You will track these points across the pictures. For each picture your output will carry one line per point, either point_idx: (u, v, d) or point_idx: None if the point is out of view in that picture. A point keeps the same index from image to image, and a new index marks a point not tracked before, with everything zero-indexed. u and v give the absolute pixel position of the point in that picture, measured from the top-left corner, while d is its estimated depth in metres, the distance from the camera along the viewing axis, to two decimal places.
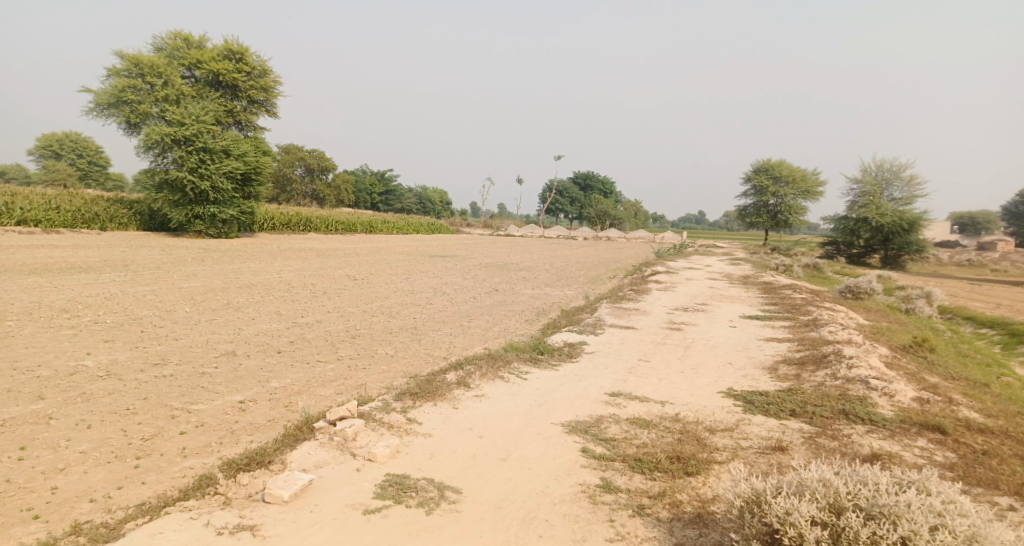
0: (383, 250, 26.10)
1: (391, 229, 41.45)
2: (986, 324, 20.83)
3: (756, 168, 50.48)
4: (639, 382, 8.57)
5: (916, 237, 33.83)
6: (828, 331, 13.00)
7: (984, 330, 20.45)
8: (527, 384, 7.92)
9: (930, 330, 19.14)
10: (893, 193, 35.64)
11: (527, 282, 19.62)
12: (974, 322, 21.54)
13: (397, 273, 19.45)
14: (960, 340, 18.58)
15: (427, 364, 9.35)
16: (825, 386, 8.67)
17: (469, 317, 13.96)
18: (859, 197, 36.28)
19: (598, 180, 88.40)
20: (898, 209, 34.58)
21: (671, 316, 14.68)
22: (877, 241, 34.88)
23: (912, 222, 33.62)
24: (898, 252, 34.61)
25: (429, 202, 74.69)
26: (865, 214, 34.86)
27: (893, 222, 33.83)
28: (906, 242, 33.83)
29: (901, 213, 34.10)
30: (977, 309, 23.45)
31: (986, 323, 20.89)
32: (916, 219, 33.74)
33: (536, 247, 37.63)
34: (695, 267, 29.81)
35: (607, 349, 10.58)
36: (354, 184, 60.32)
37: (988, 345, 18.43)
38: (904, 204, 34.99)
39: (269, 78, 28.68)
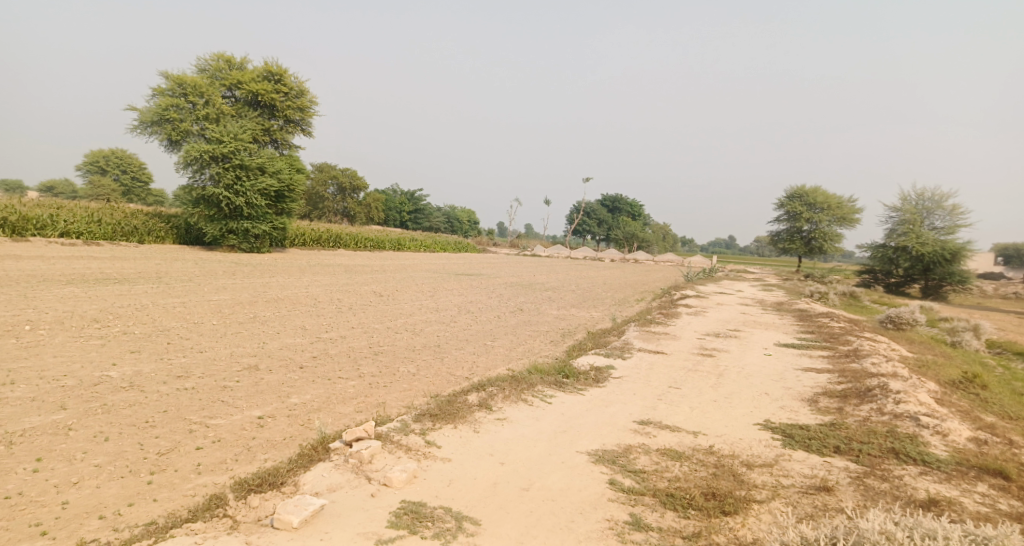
0: (412, 268, 26.06)
1: (420, 247, 41.54)
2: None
3: (790, 194, 49.67)
4: (671, 411, 8.17)
5: (959, 268, 32.78)
6: (870, 363, 12.48)
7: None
8: (553, 409, 7.58)
9: (975, 364, 18.36)
10: (935, 222, 34.63)
11: (555, 304, 19.30)
12: (1023, 358, 20.63)
13: (424, 291, 19.31)
14: (1007, 376, 17.78)
15: (450, 384, 9.11)
16: (871, 421, 8.32)
17: (496, 337, 13.70)
18: (898, 225, 35.32)
19: (627, 203, 87.92)
20: (940, 238, 33.54)
21: (703, 342, 14.23)
22: (917, 270, 33.84)
23: (956, 252, 32.55)
24: (938, 283, 33.56)
25: (458, 222, 74.93)
26: (905, 243, 33.88)
27: (935, 251, 32.85)
28: (948, 273, 32.74)
29: (943, 242, 33.11)
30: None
31: None
32: (960, 248, 32.68)
33: (564, 268, 37.29)
34: (727, 293, 29.19)
35: (637, 374, 10.19)
36: (384, 203, 60.74)
37: None
38: (947, 233, 33.95)
39: (306, 98, 29.03)
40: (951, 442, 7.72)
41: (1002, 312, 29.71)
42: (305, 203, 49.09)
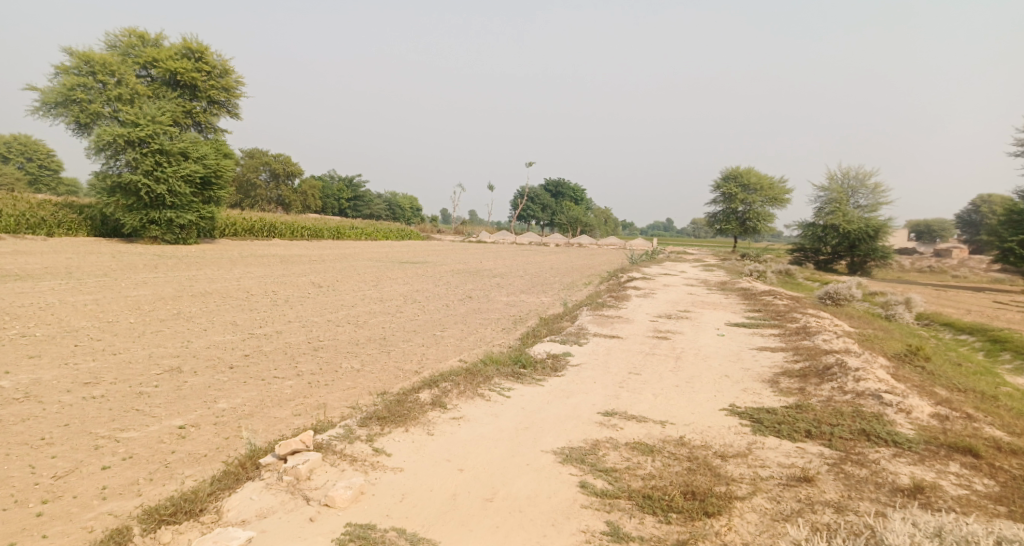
0: (351, 257, 25.01)
1: (360, 234, 40.24)
2: (963, 330, 20.55)
3: (724, 176, 50.48)
4: (634, 399, 7.74)
5: (881, 245, 33.82)
6: (822, 340, 12.39)
7: (962, 336, 20.16)
8: (511, 404, 7.01)
9: (910, 336, 18.74)
10: (859, 201, 35.59)
11: (502, 290, 18.76)
12: (951, 329, 21.26)
13: (365, 280, 18.45)
14: (941, 346, 18.22)
15: (397, 380, 8.41)
16: (835, 401, 8.06)
17: (443, 327, 13.03)
18: (826, 204, 36.16)
19: (568, 187, 88.05)
20: (863, 216, 34.54)
21: (656, 324, 13.91)
22: (843, 247, 34.78)
23: (878, 229, 33.64)
24: (863, 259, 34.59)
25: (399, 208, 73.43)
26: (832, 221, 34.68)
27: (860, 229, 33.82)
28: (871, 249, 33.81)
29: (867, 220, 34.11)
30: (952, 315, 23.23)
31: (965, 329, 20.63)
32: (882, 225, 33.72)
33: (509, 254, 36.76)
34: (671, 274, 29.29)
35: (595, 361, 9.73)
36: (321, 190, 58.89)
37: (971, 352, 18.13)
38: (869, 211, 34.94)
39: (231, 78, 27.41)
40: (914, 420, 7.46)
41: (924, 285, 30.80)
42: (235, 191, 46.92)
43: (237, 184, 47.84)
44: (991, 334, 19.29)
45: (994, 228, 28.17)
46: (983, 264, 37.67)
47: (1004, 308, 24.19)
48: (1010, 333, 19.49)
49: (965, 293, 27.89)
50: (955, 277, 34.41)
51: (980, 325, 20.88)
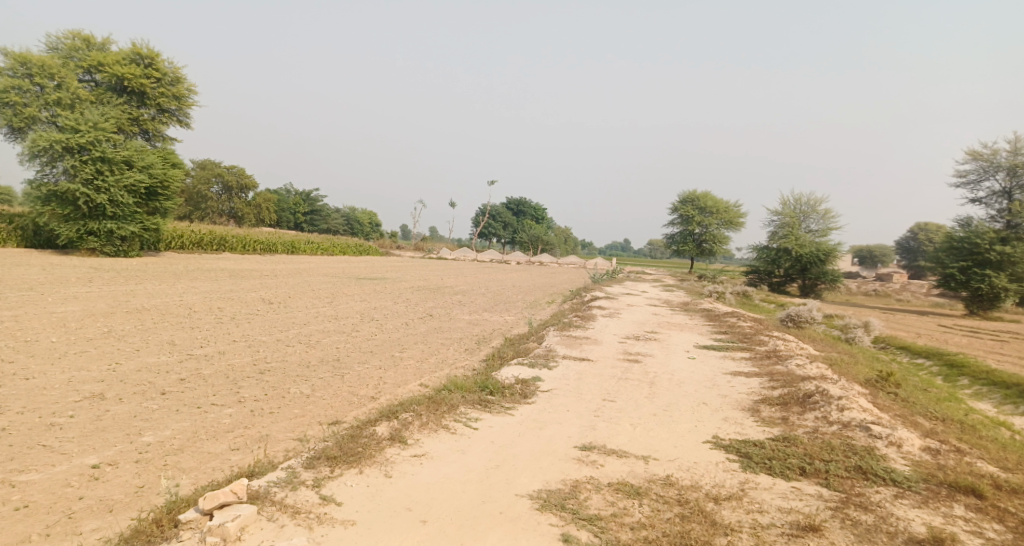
0: (305, 272, 23.97)
1: (315, 249, 38.97)
2: (920, 353, 20.61)
3: (681, 198, 50.86)
4: (612, 431, 7.12)
5: (831, 268, 34.21)
6: (795, 365, 12.02)
7: (920, 359, 20.19)
8: (479, 437, 6.30)
9: (871, 360, 18.66)
10: (810, 225, 36.01)
11: (464, 308, 18.04)
12: (909, 352, 21.33)
13: (319, 297, 17.50)
14: (901, 369, 18.16)
15: (352, 408, 7.62)
16: (822, 433, 7.62)
17: (402, 348, 12.24)
18: (779, 228, 36.44)
19: (529, 206, 87.91)
20: (815, 240, 34.93)
21: (625, 346, 13.35)
22: (796, 270, 35.02)
23: (830, 253, 34.06)
24: (814, 282, 34.93)
25: (357, 224, 72.08)
26: (786, 244, 34.91)
27: (812, 252, 34.18)
28: (822, 272, 34.20)
29: (819, 243, 34.49)
30: (908, 339, 23.39)
31: (921, 353, 20.70)
32: (834, 249, 34.11)
33: (470, 271, 36.02)
34: (633, 294, 28.96)
35: (567, 387, 9.08)
36: (275, 203, 57.31)
37: (930, 375, 18.14)
38: (820, 235, 35.37)
39: (183, 86, 26.29)
40: (907, 455, 7.13)
41: (876, 309, 31.17)
42: (185, 202, 45.16)
43: (186, 195, 46.12)
44: (948, 358, 19.35)
45: (938, 256, 28.69)
46: (930, 287, 38.53)
47: (955, 331, 24.50)
48: (965, 357, 19.61)
49: (912, 317, 28.26)
50: (904, 301, 35.03)
51: (935, 349, 21.03)
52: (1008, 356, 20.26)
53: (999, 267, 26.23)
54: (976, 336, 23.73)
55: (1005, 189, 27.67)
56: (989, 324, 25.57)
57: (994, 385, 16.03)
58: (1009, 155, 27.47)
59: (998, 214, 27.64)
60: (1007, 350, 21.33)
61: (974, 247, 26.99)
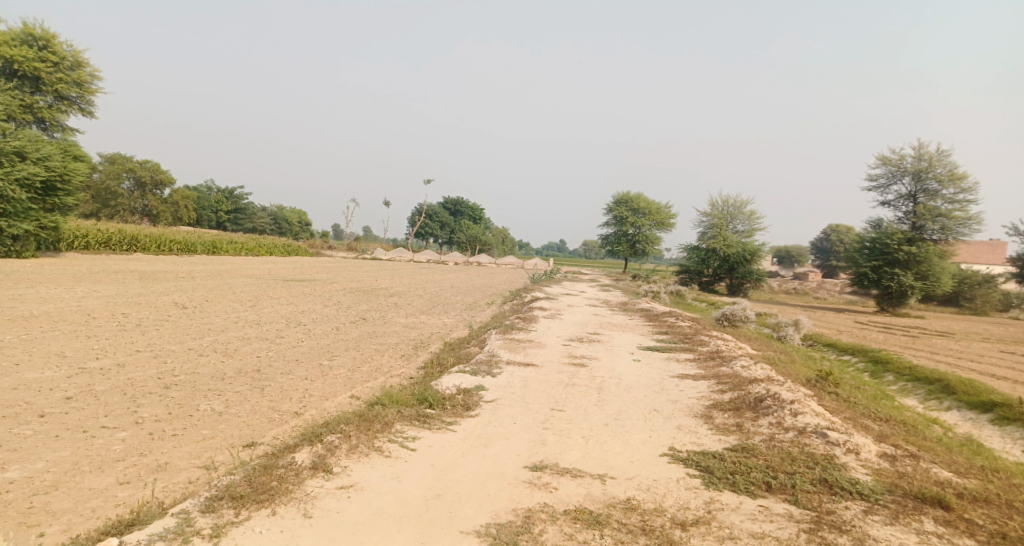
0: (227, 274, 22.56)
1: (239, 249, 37.08)
2: (846, 350, 21.08)
3: (615, 200, 51.22)
4: (563, 445, 6.58)
5: (757, 268, 35.01)
6: (740, 366, 11.83)
7: (846, 356, 20.66)
8: (416, 459, 5.67)
9: (801, 357, 18.88)
10: (737, 226, 36.68)
11: (400, 311, 17.24)
12: (835, 349, 21.79)
13: (240, 301, 16.35)
14: (830, 366, 18.45)
15: (269, 427, 6.83)
16: (779, 441, 7.31)
17: (333, 355, 11.41)
18: (708, 229, 36.94)
19: (467, 206, 86.86)
20: (742, 241, 35.66)
21: (569, 349, 12.86)
22: (723, 270, 35.73)
23: (755, 253, 34.88)
24: (741, 281, 35.73)
25: (285, 223, 69.55)
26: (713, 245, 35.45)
27: (739, 252, 34.89)
28: (748, 272, 35.00)
29: (745, 244, 35.24)
30: (833, 336, 24.02)
31: (846, 350, 21.19)
32: (759, 250, 34.95)
33: (406, 272, 35.01)
34: (572, 294, 28.72)
35: (512, 396, 8.48)
36: (195, 201, 54.56)
37: (857, 372, 18.54)
38: (746, 236, 36.08)
39: (84, 71, 24.45)
40: (866, 463, 6.87)
41: (799, 306, 31.99)
42: (90, 198, 42.33)
43: (93, 191, 43.31)
44: (873, 354, 19.81)
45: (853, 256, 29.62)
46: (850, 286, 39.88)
47: (873, 328, 25.30)
48: (887, 353, 20.14)
49: (835, 313, 29.13)
50: (823, 298, 36.19)
51: (859, 345, 21.59)
52: (923, 352, 20.96)
53: (908, 265, 27.29)
54: (892, 331, 24.59)
55: (911, 192, 28.61)
56: (901, 320, 26.67)
57: (917, 380, 16.37)
58: (914, 160, 28.41)
59: (905, 216, 28.50)
60: (924, 345, 22.10)
61: (883, 247, 27.94)
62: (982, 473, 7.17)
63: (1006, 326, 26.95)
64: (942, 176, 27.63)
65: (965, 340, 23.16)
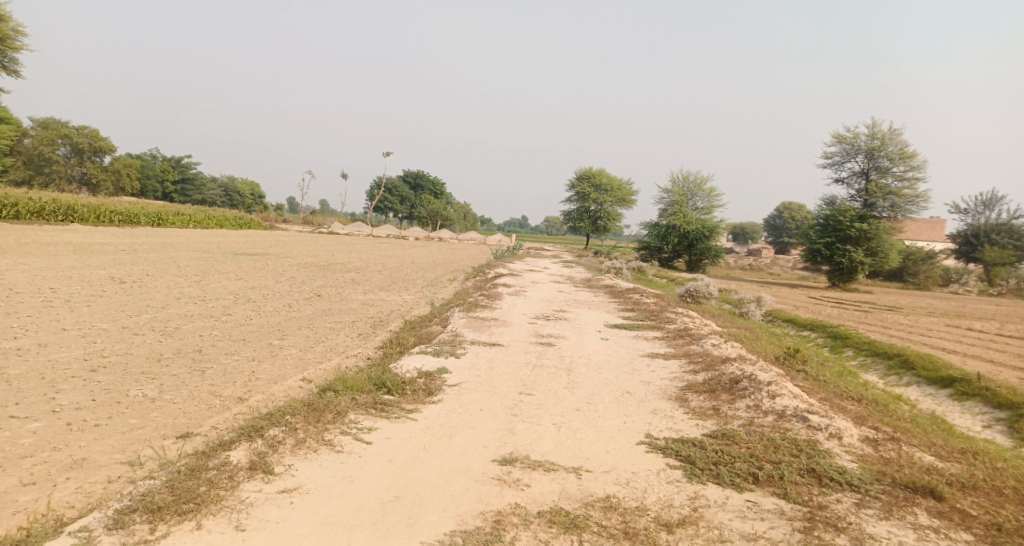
0: (171, 247, 21.43)
1: (186, 221, 35.54)
2: (805, 326, 21.14)
3: (577, 176, 50.78)
4: (533, 434, 6.10)
5: (716, 244, 35.12)
6: (710, 344, 11.49)
7: (805, 332, 20.71)
8: (371, 454, 5.19)
9: (764, 333, 18.79)
10: (697, 203, 36.59)
11: (358, 286, 16.56)
12: (794, 325, 21.85)
13: (185, 275, 15.45)
14: (790, 341, 18.41)
15: (206, 416, 6.74)
16: (759, 426, 6.91)
17: (284, 334, 10.74)
18: (669, 205, 36.80)
19: (428, 179, 85.23)
20: (701, 218, 35.68)
21: (536, 327, 12.35)
22: (683, 246, 35.71)
23: (714, 230, 34.96)
24: (700, 257, 35.81)
25: (235, 195, 67.30)
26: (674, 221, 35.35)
27: (698, 229, 34.89)
28: (707, 248, 35.11)
29: (705, 220, 35.27)
30: (792, 312, 24.14)
31: (805, 325, 21.25)
32: (718, 226, 35.02)
33: (363, 246, 34.04)
34: (536, 270, 28.31)
35: (477, 379, 7.98)
36: (138, 169, 52.23)
37: (817, 347, 18.54)
38: (706, 213, 36.09)
39: (6, 25, 22.71)
40: (850, 449, 6.47)
41: (753, 282, 32.22)
42: (21, 165, 39.99)
43: (24, 156, 41.05)
44: (831, 329, 19.87)
45: (808, 233, 29.75)
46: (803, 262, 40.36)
47: (826, 303, 25.53)
48: (845, 329, 20.25)
49: (793, 289, 29.35)
50: (776, 274, 36.55)
51: (818, 321, 21.66)
52: (878, 327, 21.13)
53: (858, 243, 27.58)
54: (845, 306, 24.84)
55: (864, 170, 28.86)
56: (852, 296, 27.01)
57: (876, 355, 16.43)
58: (867, 139, 28.59)
59: (857, 194, 28.76)
60: (877, 320, 22.33)
61: (836, 225, 28.14)
62: (962, 457, 6.86)
63: (953, 300, 27.51)
64: (893, 154, 27.91)
65: (915, 315, 23.51)
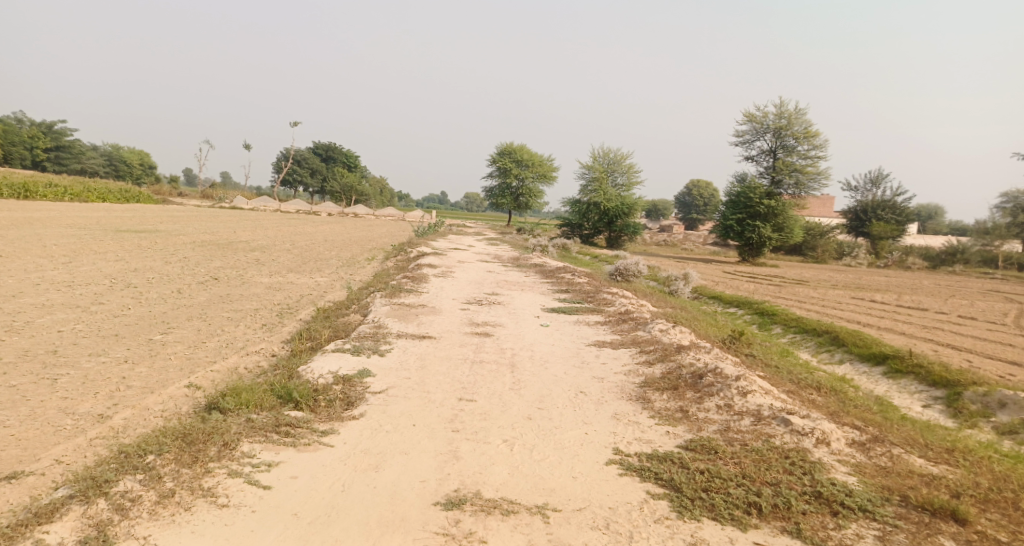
0: (42, 224, 18.79)
1: (64, 194, 31.98)
2: (731, 302, 20.81)
3: (497, 151, 49.46)
4: (481, 458, 5.03)
5: (634, 221, 34.83)
6: (658, 330, 10.51)
7: (731, 309, 20.41)
8: (267, 505, 4.05)
9: (694, 312, 18.24)
10: (616, 180, 36.08)
11: (263, 268, 14.80)
12: (721, 302, 21.52)
13: (52, 257, 13.25)
14: (722, 320, 17.89)
15: (45, 461, 5.19)
16: (736, 431, 5.87)
17: (169, 327, 9.08)
18: (588, 181, 36.08)
19: (342, 153, 81.65)
20: (620, 194, 35.22)
21: (468, 314, 11.11)
22: (602, 223, 35.21)
23: (633, 206, 34.61)
24: (619, 234, 35.50)
25: (121, 164, 61.98)
26: (594, 198, 34.72)
27: (618, 206, 34.42)
28: (626, 225, 34.79)
29: (624, 197, 34.84)
30: (716, 288, 23.95)
31: (731, 302, 20.99)
32: (637, 203, 34.66)
33: (270, 223, 31.62)
34: (459, 248, 27.04)
35: (407, 384, 6.71)
36: (4, 136, 46.94)
37: (746, 324, 18.14)
38: (626, 189, 35.68)
39: None
40: (843, 458, 5.40)
41: (671, 257, 32.00)
42: None
43: None
44: (758, 306, 19.58)
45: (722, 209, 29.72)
46: (717, 238, 40.77)
47: (742, 277, 25.48)
48: (770, 305, 20.06)
49: (714, 263, 29.29)
50: (689, 250, 36.70)
51: (743, 298, 21.40)
52: (799, 301, 21.10)
53: (766, 219, 27.76)
54: (759, 281, 24.85)
55: (772, 148, 28.94)
56: (764, 271, 27.19)
57: (806, 331, 16.09)
58: (776, 117, 28.65)
59: (765, 171, 29.00)
60: (790, 295, 22.35)
61: (747, 201, 28.08)
62: (955, 458, 5.87)
63: (852, 272, 28.23)
64: (798, 133, 28.09)
65: (821, 288, 23.74)
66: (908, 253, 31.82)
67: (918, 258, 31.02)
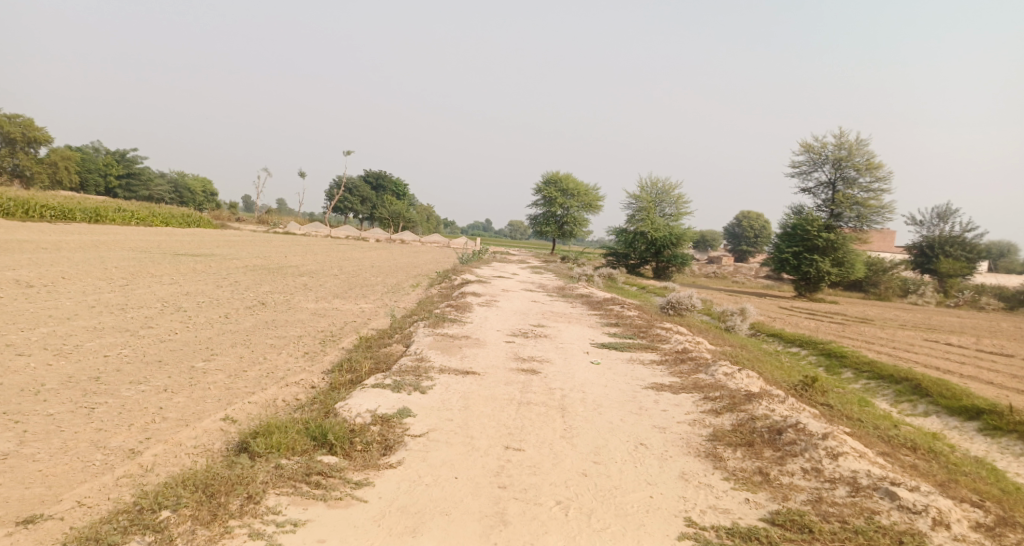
0: (100, 246, 19.06)
1: (128, 218, 32.89)
2: (793, 341, 19.63)
3: (542, 179, 49.06)
4: (532, 524, 4.44)
5: (682, 252, 33.74)
6: (721, 373, 9.65)
7: (793, 348, 19.22)
8: None
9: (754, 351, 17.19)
10: (664, 210, 35.13)
11: (309, 293, 14.52)
12: (781, 340, 20.34)
13: (106, 279, 13.22)
14: (785, 361, 16.77)
15: (65, 504, 4.79)
16: (830, 505, 5.08)
17: (212, 353, 8.75)
18: (635, 211, 35.21)
19: (391, 180, 82.76)
20: (668, 224, 34.22)
21: (516, 349, 10.49)
22: (649, 253, 34.23)
23: (681, 237, 33.56)
24: (666, 264, 34.46)
25: (184, 191, 64.09)
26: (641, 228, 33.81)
27: (666, 236, 33.41)
28: (674, 255, 33.74)
29: (672, 227, 33.83)
30: (774, 324, 22.75)
31: (793, 340, 19.79)
32: (685, 233, 33.59)
33: (320, 248, 31.76)
34: (505, 276, 26.53)
35: (449, 426, 6.12)
36: (78, 162, 49.13)
37: (811, 366, 16.97)
38: (674, 219, 34.69)
39: None
40: None
41: (723, 290, 30.78)
42: None
43: None
44: (823, 346, 18.38)
45: (775, 241, 28.48)
46: (771, 272, 39.27)
47: (800, 314, 24.21)
48: (836, 345, 18.81)
49: (770, 298, 27.99)
50: (741, 283, 35.33)
51: (806, 336, 20.16)
52: (863, 341, 19.79)
53: (824, 252, 26.36)
54: (818, 318, 23.56)
55: (830, 180, 27.68)
56: (822, 307, 25.81)
57: (880, 377, 14.88)
58: (834, 148, 27.40)
59: (822, 204, 27.70)
60: (855, 334, 20.98)
61: (803, 234, 26.73)
62: None
63: (918, 312, 26.54)
64: (860, 165, 26.72)
65: (888, 327, 22.31)
66: (980, 292, 29.85)
67: (992, 298, 29.03)
